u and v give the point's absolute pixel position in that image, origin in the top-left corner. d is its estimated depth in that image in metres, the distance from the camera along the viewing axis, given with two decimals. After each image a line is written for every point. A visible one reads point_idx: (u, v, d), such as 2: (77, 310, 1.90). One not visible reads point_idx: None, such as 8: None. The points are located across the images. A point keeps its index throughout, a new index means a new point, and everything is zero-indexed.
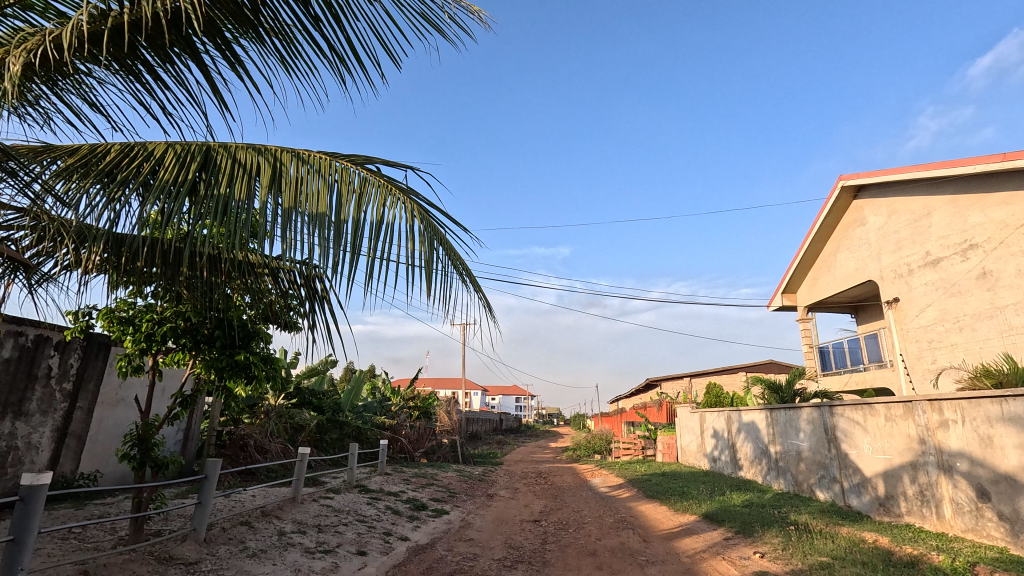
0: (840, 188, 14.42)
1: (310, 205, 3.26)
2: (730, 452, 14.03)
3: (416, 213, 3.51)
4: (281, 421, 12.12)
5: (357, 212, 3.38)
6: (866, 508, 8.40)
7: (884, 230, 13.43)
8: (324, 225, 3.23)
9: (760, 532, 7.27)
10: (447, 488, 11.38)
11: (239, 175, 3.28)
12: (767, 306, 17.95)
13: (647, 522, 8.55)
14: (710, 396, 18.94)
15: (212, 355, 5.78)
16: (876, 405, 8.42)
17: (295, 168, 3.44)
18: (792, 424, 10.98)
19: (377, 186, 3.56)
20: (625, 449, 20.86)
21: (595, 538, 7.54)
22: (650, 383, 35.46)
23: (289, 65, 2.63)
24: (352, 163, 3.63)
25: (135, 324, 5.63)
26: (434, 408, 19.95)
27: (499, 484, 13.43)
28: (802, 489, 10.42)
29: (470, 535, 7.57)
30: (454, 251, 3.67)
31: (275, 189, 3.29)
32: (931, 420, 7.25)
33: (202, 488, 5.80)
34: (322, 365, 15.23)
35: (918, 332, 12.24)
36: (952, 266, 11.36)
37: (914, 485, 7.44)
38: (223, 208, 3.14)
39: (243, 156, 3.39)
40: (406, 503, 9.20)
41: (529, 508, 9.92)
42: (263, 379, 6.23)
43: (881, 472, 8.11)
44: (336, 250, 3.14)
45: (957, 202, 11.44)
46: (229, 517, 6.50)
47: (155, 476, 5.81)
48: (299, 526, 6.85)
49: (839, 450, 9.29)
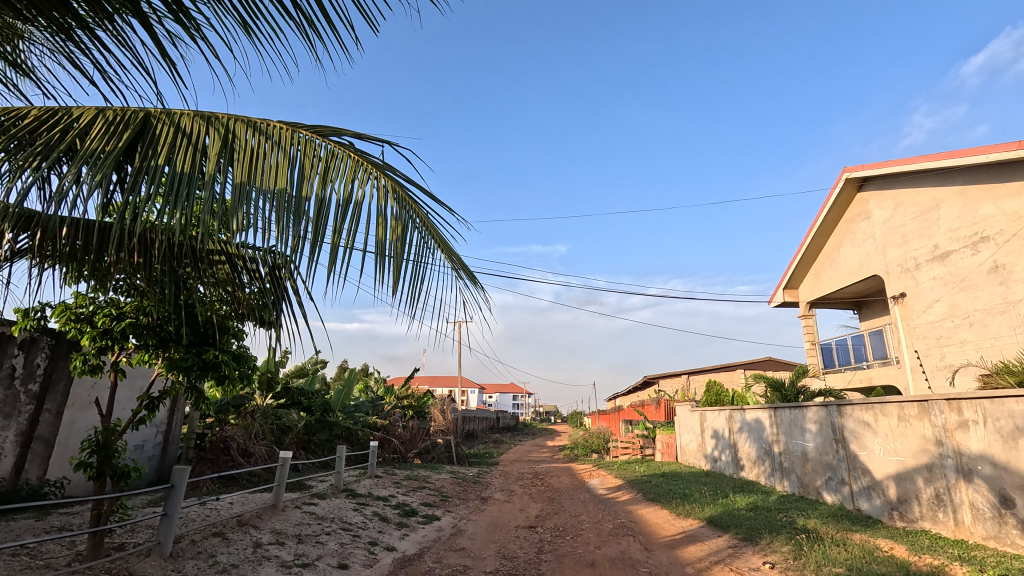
0: (843, 180, 14.01)
1: (267, 182, 2.83)
2: (731, 452, 13.66)
3: (391, 192, 3.09)
4: (267, 423, 11.66)
5: (323, 188, 2.95)
6: (876, 512, 8.02)
7: (890, 223, 13.04)
8: (284, 205, 2.80)
9: (768, 539, 6.87)
10: (440, 491, 10.95)
11: (184, 147, 2.82)
12: (768, 302, 17.56)
13: (647, 528, 8.15)
14: (709, 394, 18.55)
15: (179, 354, 5.33)
16: (888, 404, 8.03)
17: (251, 139, 2.97)
18: (797, 424, 10.59)
19: (346, 160, 3.12)
20: (623, 448, 20.49)
21: (594, 546, 7.13)
22: (649, 381, 35.08)
23: (246, 25, 2.16)
24: (318, 134, 3.17)
25: (93, 320, 5.17)
26: (428, 407, 19.52)
27: (494, 486, 13.01)
28: (808, 491, 10.04)
29: (461, 545, 7.15)
30: (434, 234, 3.27)
31: (226, 163, 2.85)
32: (949, 421, 6.86)
33: (168, 498, 5.36)
34: (312, 365, 14.72)
35: (926, 328, 11.89)
36: (962, 259, 10.99)
37: (929, 488, 7.05)
38: (163, 185, 2.71)
39: (189, 125, 2.91)
40: (395, 509, 8.75)
41: (525, 512, 9.50)
42: (236, 379, 5.79)
43: (893, 475, 7.71)
44: (297, 233, 2.74)
45: (967, 193, 11.06)
46: (201, 528, 6.04)
47: (117, 486, 5.36)
48: (278, 537, 6.40)
49: (848, 452, 8.90)
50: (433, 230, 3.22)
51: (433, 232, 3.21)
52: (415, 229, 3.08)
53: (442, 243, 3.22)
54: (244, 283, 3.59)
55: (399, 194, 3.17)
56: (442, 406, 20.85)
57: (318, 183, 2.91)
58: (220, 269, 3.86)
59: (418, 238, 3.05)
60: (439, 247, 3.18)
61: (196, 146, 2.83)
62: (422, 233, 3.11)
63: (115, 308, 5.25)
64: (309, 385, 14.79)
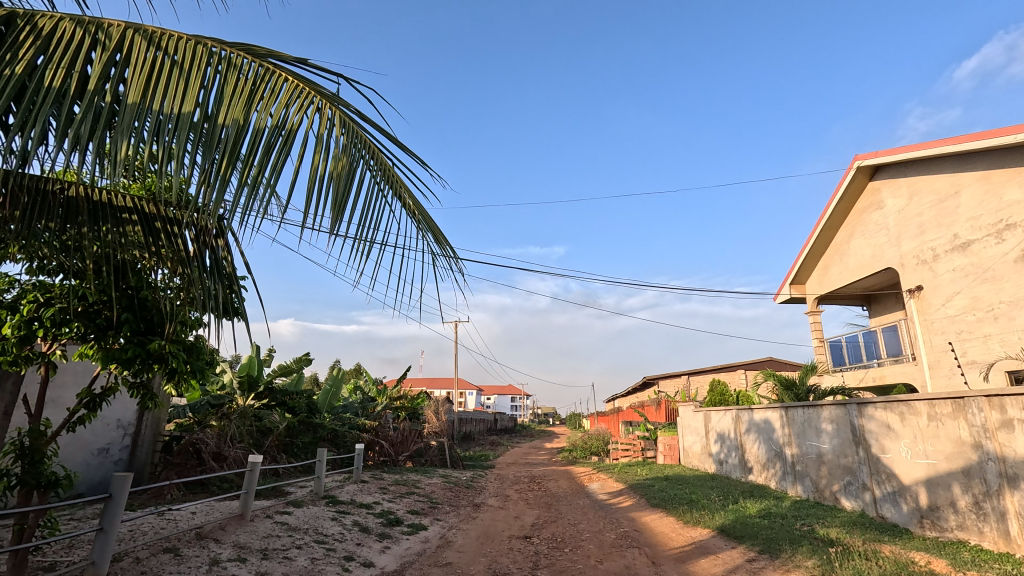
0: (854, 169, 13.38)
1: (171, 103, 2.22)
2: (738, 454, 12.99)
3: (338, 124, 2.51)
4: (246, 424, 10.93)
5: (245, 114, 2.32)
6: (903, 520, 7.37)
7: (904, 213, 12.40)
8: (190, 131, 2.19)
9: (790, 552, 6.20)
10: (429, 497, 10.22)
11: (57, 56, 2.18)
12: (774, 298, 16.88)
13: (653, 538, 7.47)
14: (713, 394, 17.87)
15: (116, 341, 4.52)
16: (914, 402, 7.36)
17: (149, 51, 2.34)
18: (810, 424, 9.93)
19: (281, 84, 2.51)
20: (624, 450, 19.80)
21: (596, 560, 6.43)
22: (648, 382, 34.42)
23: None
24: (245, 53, 2.55)
25: (17, 307, 4.44)
26: (422, 408, 18.80)
27: (488, 491, 12.30)
28: (823, 496, 9.37)
29: (448, 559, 6.44)
30: (391, 178, 2.69)
31: (117, 79, 2.23)
32: (989, 419, 6.19)
33: (105, 511, 4.64)
34: (297, 364, 13.93)
35: (944, 322, 11.26)
36: (986, 249, 10.36)
37: (967, 495, 6.38)
38: (28, 104, 2.09)
39: (64, 28, 2.26)
40: (378, 518, 8.02)
41: (519, 521, 8.78)
42: (189, 377, 5.08)
43: (923, 480, 7.08)
44: (211, 169, 2.19)
45: (990, 179, 10.44)
46: (149, 544, 5.34)
47: (44, 497, 4.63)
48: (240, 552, 5.68)
49: (869, 454, 8.23)
50: (392, 173, 2.68)
51: (393, 178, 2.66)
52: (369, 171, 2.53)
53: (406, 191, 2.69)
54: (156, 252, 2.93)
55: (351, 129, 2.60)
56: (436, 407, 20.12)
57: (241, 106, 2.32)
58: (134, 233, 3.17)
59: (373, 182, 2.51)
60: (403, 196, 2.67)
61: (76, 56, 2.20)
62: (378, 176, 2.57)
63: (42, 292, 4.52)
64: (294, 386, 14.04)
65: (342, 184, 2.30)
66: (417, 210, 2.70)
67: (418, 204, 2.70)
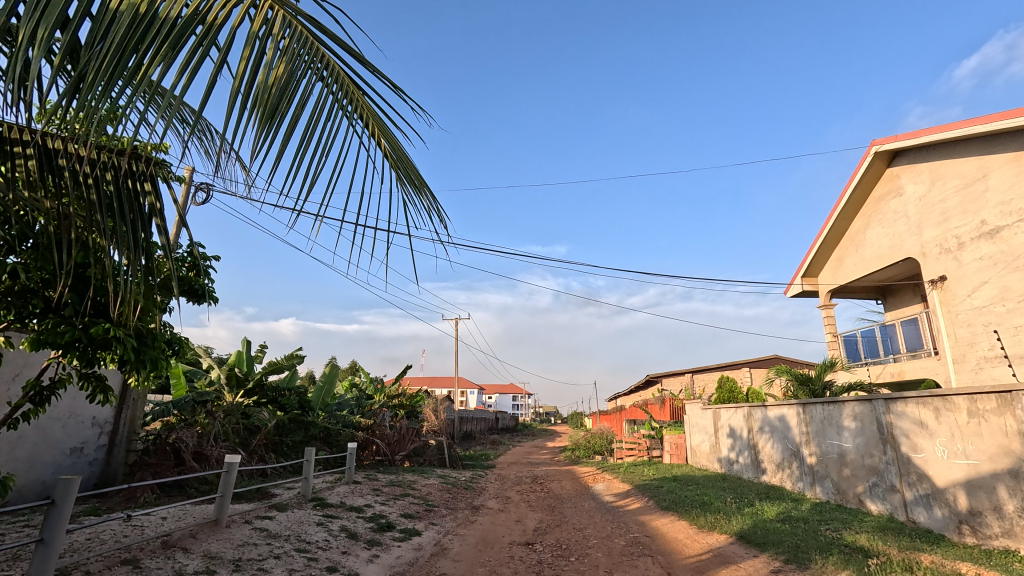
0: (872, 154, 12.78)
1: None
2: (750, 454, 12.38)
3: (285, 26, 1.87)
4: (231, 421, 10.30)
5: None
6: (938, 525, 6.77)
7: (926, 199, 11.79)
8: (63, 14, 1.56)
9: (820, 563, 5.61)
10: (425, 500, 9.62)
11: None
12: (785, 292, 16.22)
13: (666, 545, 6.90)
14: (722, 391, 17.25)
15: (55, 322, 3.89)
16: (952, 397, 6.75)
17: None
18: (831, 421, 9.33)
19: None
20: (629, 450, 19.18)
21: (605, 571, 5.84)
22: (652, 381, 33.71)
23: None
24: None
25: None
26: (420, 406, 18.24)
27: (488, 492, 11.70)
28: (845, 498, 8.78)
29: (443, 570, 5.86)
30: (359, 108, 2.07)
31: None
32: None
33: (47, 520, 4.06)
34: (288, 361, 13.33)
35: (971, 314, 10.65)
36: (1016, 235, 9.74)
37: (1016, 499, 5.79)
38: None
39: None
40: (368, 523, 7.42)
41: (521, 525, 8.18)
42: (147, 369, 4.51)
43: (961, 482, 6.48)
44: (93, 71, 1.59)
45: (1021, 160, 9.84)
46: (107, 554, 4.77)
47: None
48: (210, 563, 5.10)
49: (898, 454, 7.63)
50: (360, 101, 2.06)
51: (360, 106, 2.05)
52: (326, 91, 1.91)
53: (378, 121, 2.09)
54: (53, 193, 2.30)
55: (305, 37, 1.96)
56: (435, 405, 19.53)
57: None
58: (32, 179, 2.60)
59: (331, 105, 1.89)
60: (373, 130, 2.08)
61: None
62: (341, 101, 1.95)
63: None
64: (286, 382, 13.43)
65: (282, 97, 1.67)
66: (392, 150, 2.12)
67: (392, 142, 2.10)
